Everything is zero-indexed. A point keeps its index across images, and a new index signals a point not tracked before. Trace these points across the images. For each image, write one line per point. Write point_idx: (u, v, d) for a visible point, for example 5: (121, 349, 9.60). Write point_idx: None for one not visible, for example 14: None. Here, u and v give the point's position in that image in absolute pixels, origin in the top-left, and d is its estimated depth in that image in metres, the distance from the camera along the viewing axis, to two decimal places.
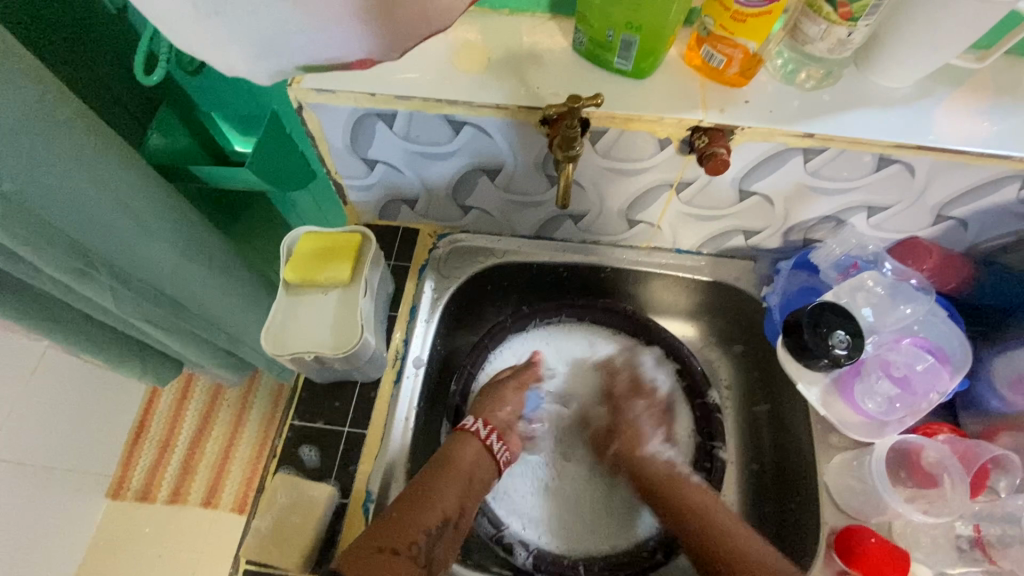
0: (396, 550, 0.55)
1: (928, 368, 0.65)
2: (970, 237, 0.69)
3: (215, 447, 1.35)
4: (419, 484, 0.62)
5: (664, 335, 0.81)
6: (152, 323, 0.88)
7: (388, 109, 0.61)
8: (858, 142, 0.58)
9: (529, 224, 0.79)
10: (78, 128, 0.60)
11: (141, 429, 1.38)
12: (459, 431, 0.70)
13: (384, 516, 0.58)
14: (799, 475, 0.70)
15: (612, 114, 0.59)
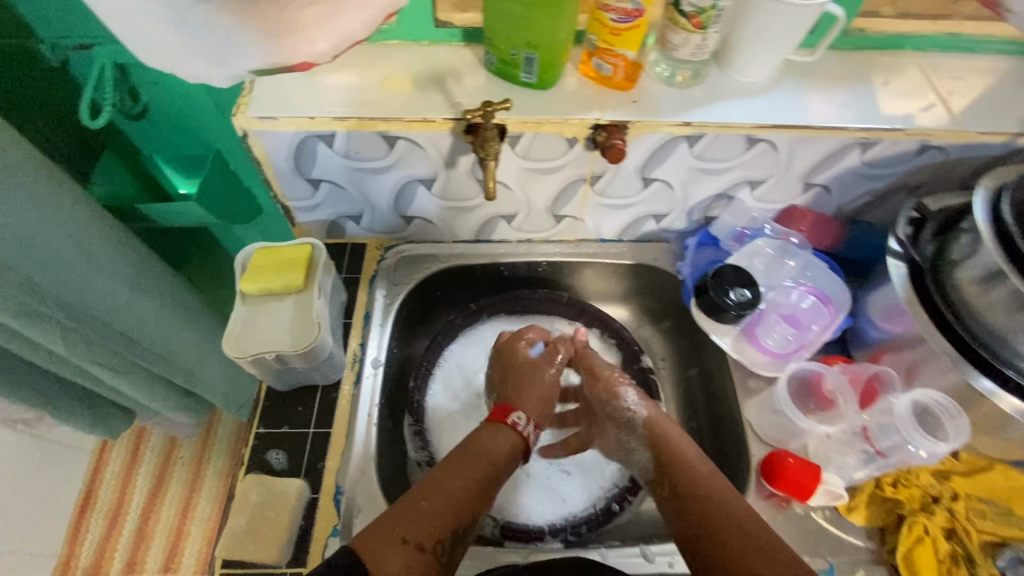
0: (419, 544, 0.56)
1: (810, 305, 0.78)
2: (835, 201, 0.82)
3: (171, 510, 1.30)
4: (452, 476, 0.63)
5: (598, 314, 0.92)
6: (105, 366, 0.89)
7: (327, 130, 0.68)
8: (726, 127, 0.70)
9: (468, 228, 0.87)
10: (29, 171, 0.64)
11: (88, 499, 1.32)
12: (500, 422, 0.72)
13: (414, 505, 0.59)
14: (728, 421, 0.79)
15: (524, 120, 0.69)
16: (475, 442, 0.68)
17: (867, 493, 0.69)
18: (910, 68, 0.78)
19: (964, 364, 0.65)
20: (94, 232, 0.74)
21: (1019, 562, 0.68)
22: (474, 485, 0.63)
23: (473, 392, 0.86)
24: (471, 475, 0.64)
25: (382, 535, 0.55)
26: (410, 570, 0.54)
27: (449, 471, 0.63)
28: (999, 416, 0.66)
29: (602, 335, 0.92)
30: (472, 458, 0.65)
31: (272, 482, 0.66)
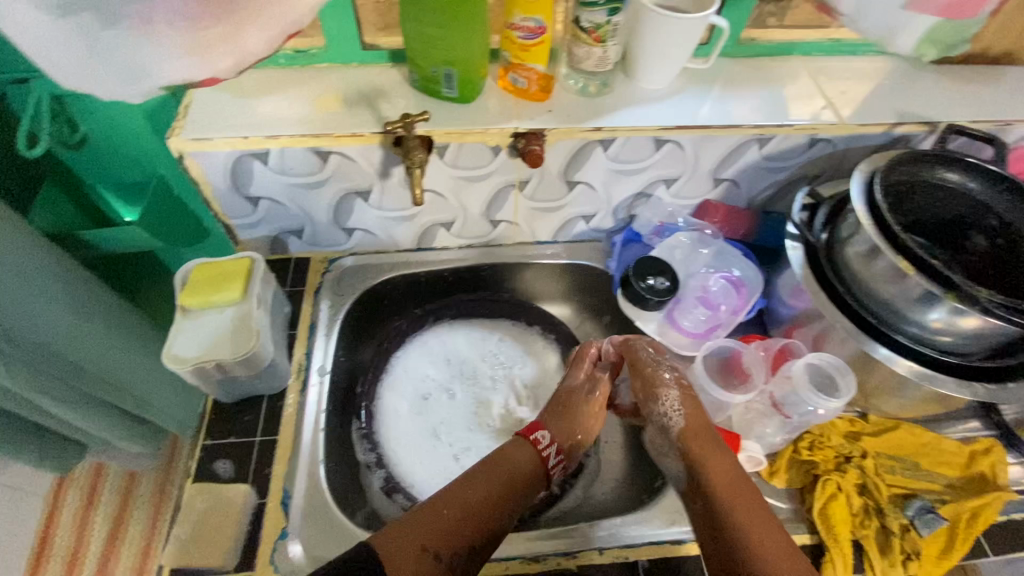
0: (437, 554, 0.55)
1: (720, 285, 0.86)
2: (745, 194, 0.90)
3: (132, 550, 1.27)
4: (479, 486, 0.62)
5: (538, 312, 0.97)
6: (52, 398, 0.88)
7: (261, 149, 0.72)
8: (635, 130, 0.77)
9: (409, 237, 0.91)
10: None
11: (43, 546, 1.27)
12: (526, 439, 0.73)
13: (436, 512, 0.58)
14: None
15: (448, 131, 0.74)
16: (504, 455, 0.69)
17: (785, 459, 0.76)
18: (799, 71, 0.87)
19: (856, 331, 0.71)
20: (31, 260, 0.75)
21: (926, 510, 0.72)
22: (498, 502, 0.63)
23: (416, 391, 0.88)
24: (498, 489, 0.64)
25: (403, 540, 0.55)
26: None
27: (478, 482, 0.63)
28: (892, 378, 0.73)
29: (543, 333, 0.96)
30: (498, 472, 0.66)
31: (218, 489, 0.68)
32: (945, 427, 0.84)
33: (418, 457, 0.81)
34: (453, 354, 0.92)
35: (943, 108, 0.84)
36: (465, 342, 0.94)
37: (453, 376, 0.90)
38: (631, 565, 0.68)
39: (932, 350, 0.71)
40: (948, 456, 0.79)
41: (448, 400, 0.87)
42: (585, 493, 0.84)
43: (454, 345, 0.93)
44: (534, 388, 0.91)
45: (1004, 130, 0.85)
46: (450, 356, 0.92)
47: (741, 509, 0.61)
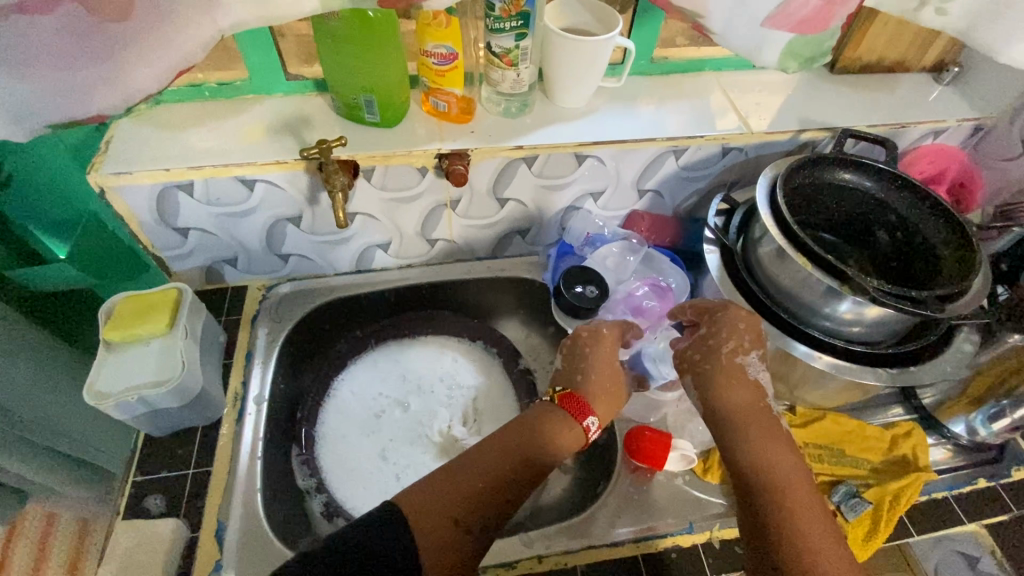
0: (465, 526, 0.57)
1: (645, 291, 0.89)
2: (670, 202, 0.94)
3: None
4: (513, 459, 0.63)
5: (481, 327, 0.99)
6: None
7: (184, 180, 0.73)
8: (555, 147, 0.80)
9: (347, 259, 0.92)
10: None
11: None
12: (561, 408, 0.70)
13: (471, 486, 0.60)
14: None
15: (372, 154, 0.76)
16: (545, 429, 0.67)
17: (717, 455, 0.78)
18: (710, 85, 0.92)
19: (771, 326, 0.75)
20: None
21: (851, 495, 0.76)
22: (529, 472, 0.63)
23: (365, 407, 0.88)
24: (528, 458, 0.64)
25: (432, 518, 0.56)
26: (453, 549, 0.55)
27: (510, 452, 0.64)
28: (810, 369, 0.77)
29: (486, 346, 0.98)
30: (533, 441, 0.65)
31: (147, 525, 0.66)
32: (870, 415, 0.88)
33: (361, 477, 0.82)
34: (402, 370, 0.93)
35: (842, 114, 0.90)
36: (418, 359, 0.95)
37: (408, 392, 0.91)
38: (570, 570, 0.69)
39: (844, 340, 0.75)
40: (872, 441, 0.83)
41: (401, 414, 0.88)
42: (533, 504, 0.84)
43: (398, 361, 0.94)
44: (477, 399, 0.92)
45: (899, 133, 0.91)
46: (398, 371, 0.93)
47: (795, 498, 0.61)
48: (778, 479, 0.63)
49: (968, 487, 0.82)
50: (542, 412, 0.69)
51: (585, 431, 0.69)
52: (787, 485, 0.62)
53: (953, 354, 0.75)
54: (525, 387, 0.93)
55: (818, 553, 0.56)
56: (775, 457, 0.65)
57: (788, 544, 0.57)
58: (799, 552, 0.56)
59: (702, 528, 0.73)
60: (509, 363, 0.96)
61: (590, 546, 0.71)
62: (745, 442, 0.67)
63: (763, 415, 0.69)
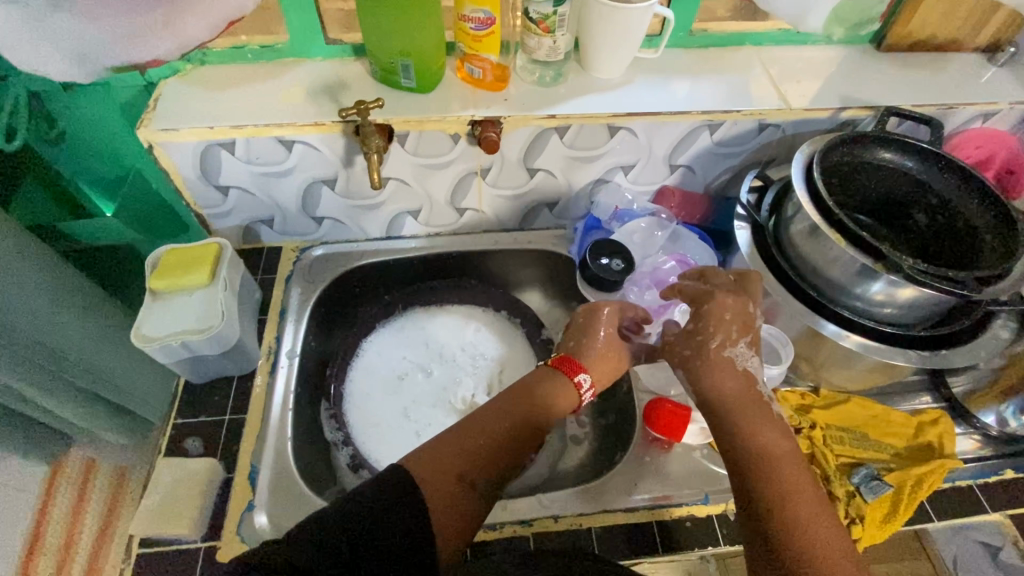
0: (472, 482, 0.59)
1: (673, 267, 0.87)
2: (701, 179, 0.93)
3: (120, 545, 1.28)
4: (510, 420, 0.65)
5: (504, 298, 1.00)
6: (36, 387, 0.89)
7: (227, 139, 0.75)
8: (588, 117, 0.80)
9: (378, 225, 0.94)
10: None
11: (34, 540, 1.28)
12: (553, 373, 0.73)
13: (473, 446, 0.62)
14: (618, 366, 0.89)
15: (407, 119, 0.77)
16: (540, 394, 0.69)
17: None
18: (750, 59, 0.90)
19: (798, 304, 0.75)
20: (11, 245, 0.78)
21: (871, 478, 0.76)
22: (529, 432, 0.66)
23: (390, 370, 0.91)
24: (524, 426, 0.65)
25: (437, 475, 0.57)
26: (460, 504, 0.57)
27: (510, 417, 0.65)
28: (836, 350, 0.76)
29: (509, 317, 0.99)
30: (530, 408, 0.67)
31: (185, 462, 0.70)
32: (897, 401, 0.87)
33: (386, 435, 0.84)
34: (427, 335, 0.96)
35: (886, 92, 0.87)
36: (443, 327, 0.97)
37: (431, 357, 0.93)
38: (585, 532, 0.71)
39: (874, 321, 0.74)
40: (896, 427, 0.82)
41: (424, 378, 0.90)
42: (551, 470, 0.86)
43: (422, 329, 0.96)
44: (501, 369, 0.93)
45: (946, 114, 0.88)
46: (421, 338, 0.95)
47: (784, 476, 0.60)
48: (769, 463, 0.62)
49: (994, 477, 0.80)
50: (537, 381, 0.71)
51: (579, 391, 0.72)
52: (779, 465, 0.62)
53: (987, 341, 0.73)
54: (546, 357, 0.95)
55: (810, 530, 0.56)
56: (766, 437, 0.64)
57: (778, 520, 0.57)
58: (789, 529, 0.56)
59: (718, 500, 0.73)
60: (532, 334, 0.97)
61: (603, 510, 0.72)
62: (737, 425, 0.66)
63: (756, 399, 0.68)
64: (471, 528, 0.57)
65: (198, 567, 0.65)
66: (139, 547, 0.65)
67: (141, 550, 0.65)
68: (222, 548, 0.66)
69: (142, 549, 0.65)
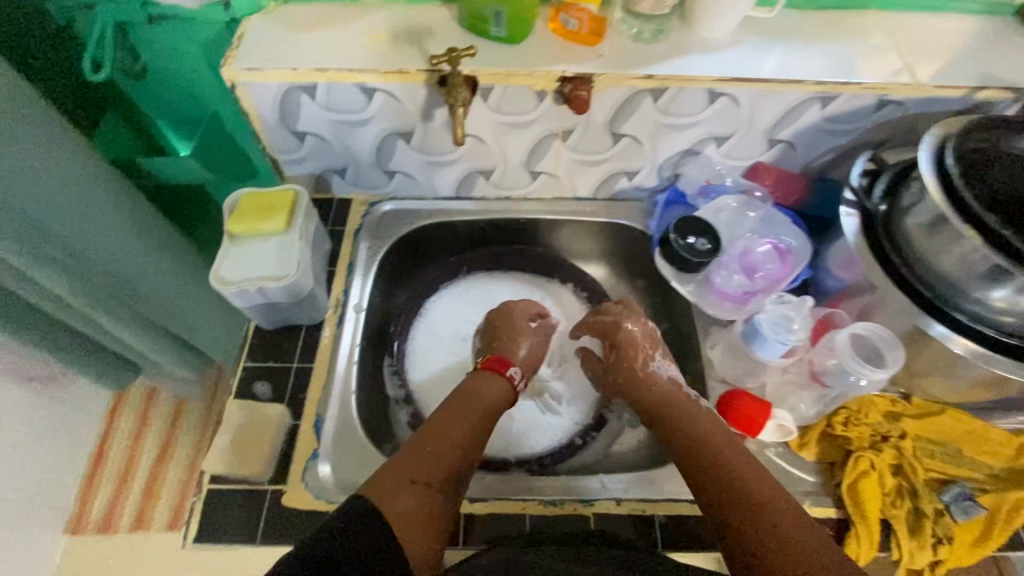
0: (426, 483, 0.59)
1: (767, 251, 0.81)
2: (801, 157, 0.85)
3: (176, 472, 1.36)
4: (449, 412, 0.68)
5: (571, 269, 0.97)
6: (112, 316, 0.92)
7: (309, 82, 0.73)
8: (689, 79, 0.73)
9: (448, 184, 0.91)
10: (31, 116, 0.70)
11: (99, 457, 1.38)
12: (482, 372, 0.76)
13: (419, 448, 0.63)
14: (688, 349, 0.85)
15: (494, 71, 0.72)
16: (477, 390, 0.73)
17: (818, 432, 0.72)
18: (875, 25, 0.80)
19: (908, 303, 0.68)
20: (92, 182, 0.80)
21: (965, 497, 0.69)
22: (483, 421, 0.69)
23: (452, 334, 0.90)
24: (477, 424, 0.68)
25: (393, 479, 0.58)
26: (424, 504, 0.58)
27: (460, 418, 0.67)
28: (943, 358, 0.69)
29: (574, 290, 0.96)
30: (478, 404, 0.70)
31: (257, 406, 0.70)
32: (996, 418, 0.79)
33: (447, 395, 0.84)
34: (490, 299, 0.94)
35: None
36: (507, 294, 0.95)
37: None
38: (648, 519, 0.68)
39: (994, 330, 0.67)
40: (995, 445, 0.74)
41: None
42: (606, 449, 0.84)
43: (484, 291, 0.95)
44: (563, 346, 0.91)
45: None
46: (484, 301, 0.94)
47: (730, 471, 0.61)
48: (714, 457, 0.62)
49: None
50: (473, 383, 0.74)
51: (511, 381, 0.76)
52: (722, 459, 0.62)
53: None
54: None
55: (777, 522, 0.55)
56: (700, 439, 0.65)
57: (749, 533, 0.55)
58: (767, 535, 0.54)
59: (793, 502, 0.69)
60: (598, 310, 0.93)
61: (666, 499, 0.70)
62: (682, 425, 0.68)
63: (684, 404, 0.71)
64: (438, 524, 0.58)
65: (265, 508, 0.66)
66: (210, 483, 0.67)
67: (212, 485, 0.67)
68: (288, 495, 0.67)
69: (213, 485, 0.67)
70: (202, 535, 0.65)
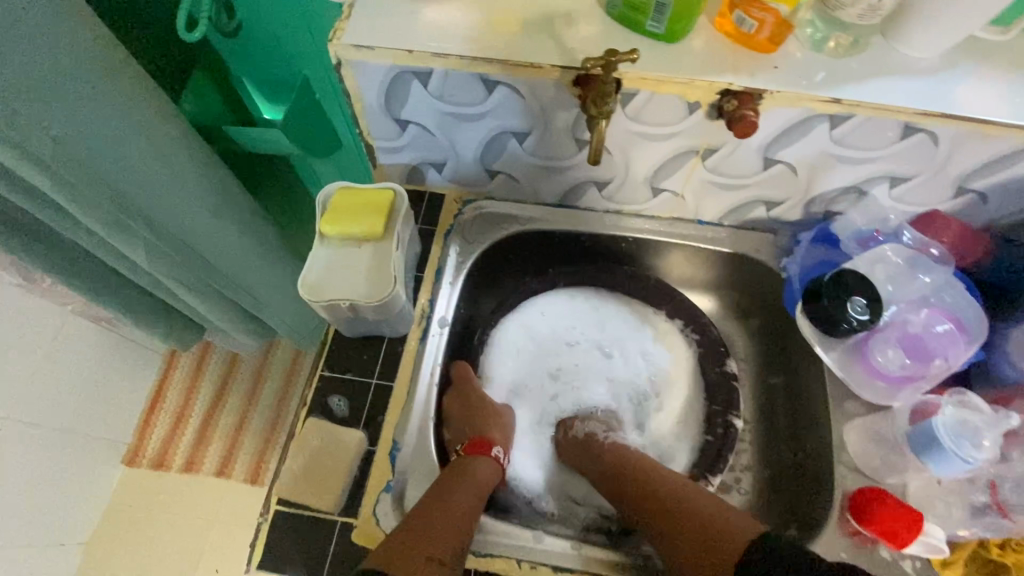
0: (440, 560, 0.56)
1: (945, 332, 0.67)
2: (990, 212, 0.69)
3: (229, 419, 1.26)
4: (451, 483, 0.63)
5: (686, 306, 0.84)
6: (180, 284, 0.83)
7: (425, 67, 0.62)
8: (885, 109, 0.59)
9: (554, 190, 0.80)
10: (111, 69, 0.56)
11: (156, 399, 1.29)
12: (474, 450, 0.68)
13: (418, 524, 0.58)
14: (810, 421, 0.75)
15: (644, 75, 0.59)
16: (470, 463, 0.66)
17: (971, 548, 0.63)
18: None
19: None
20: (179, 145, 0.67)
21: None
22: (480, 492, 0.64)
23: (544, 364, 0.83)
24: (480, 496, 0.64)
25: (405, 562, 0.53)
26: None
27: (463, 490, 0.63)
28: None
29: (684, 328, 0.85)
30: (475, 473, 0.66)
31: (333, 430, 0.66)
32: None
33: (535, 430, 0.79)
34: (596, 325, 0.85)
35: None
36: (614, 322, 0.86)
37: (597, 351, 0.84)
38: None
39: None
40: None
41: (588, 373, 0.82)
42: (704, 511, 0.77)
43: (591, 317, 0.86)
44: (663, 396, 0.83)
45: None
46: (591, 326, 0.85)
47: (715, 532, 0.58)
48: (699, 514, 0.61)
49: None
50: (462, 459, 0.67)
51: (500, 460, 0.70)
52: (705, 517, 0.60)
53: None
54: (727, 394, 0.80)
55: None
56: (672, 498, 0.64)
57: None
58: None
59: None
60: (709, 359, 0.83)
61: None
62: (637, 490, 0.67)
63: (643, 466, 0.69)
64: None
65: (336, 542, 0.62)
66: (277, 505, 0.64)
67: (279, 506, 0.64)
68: (358, 530, 0.63)
69: (281, 509, 0.63)
70: (270, 558, 0.62)
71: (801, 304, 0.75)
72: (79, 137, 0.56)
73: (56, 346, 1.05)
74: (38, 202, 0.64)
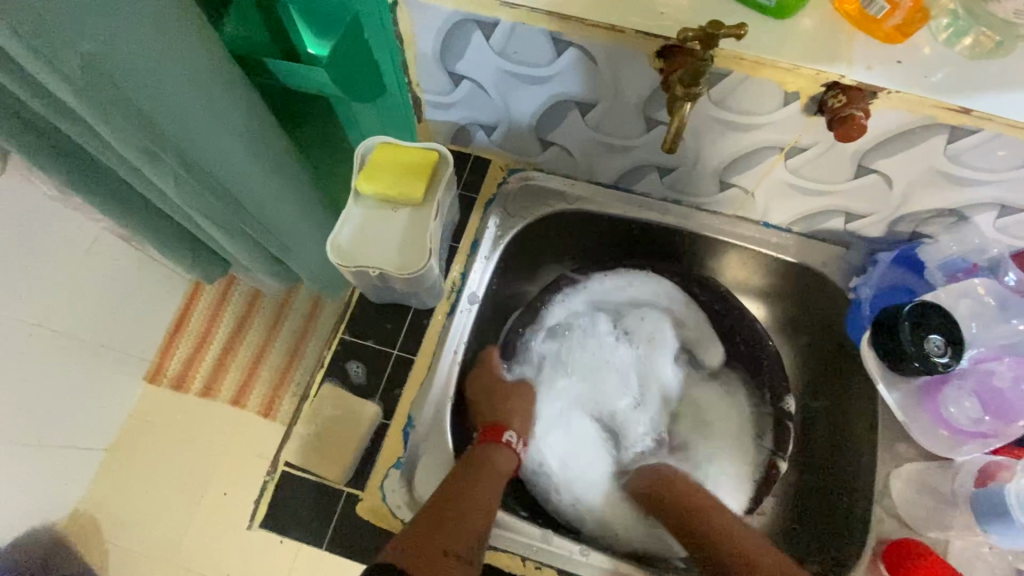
0: (456, 553, 0.53)
1: None
2: None
3: (249, 348, 1.21)
4: (462, 475, 0.61)
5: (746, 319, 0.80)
6: (210, 221, 0.77)
7: (490, 17, 0.55)
8: (1021, 128, 0.49)
9: (610, 171, 0.73)
10: None
11: (181, 321, 1.25)
12: (489, 438, 0.66)
13: (431, 518, 0.56)
14: (849, 457, 0.71)
15: (741, 55, 0.51)
16: (484, 455, 0.64)
17: None
18: None
19: None
20: (217, 74, 0.60)
21: None
22: (495, 483, 0.62)
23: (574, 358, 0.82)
24: (496, 488, 0.62)
25: (419, 555, 0.52)
26: None
27: (477, 482, 0.61)
28: None
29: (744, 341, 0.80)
30: (492, 465, 0.64)
31: (350, 401, 0.65)
32: None
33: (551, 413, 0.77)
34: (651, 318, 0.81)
35: None
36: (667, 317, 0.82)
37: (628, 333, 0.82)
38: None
39: None
40: None
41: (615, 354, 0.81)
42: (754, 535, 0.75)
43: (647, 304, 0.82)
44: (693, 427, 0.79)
45: None
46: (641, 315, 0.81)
47: None
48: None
49: None
50: (482, 454, 0.65)
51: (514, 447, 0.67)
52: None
53: None
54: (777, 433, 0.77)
55: None
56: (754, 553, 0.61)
57: None
58: None
59: None
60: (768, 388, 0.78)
61: None
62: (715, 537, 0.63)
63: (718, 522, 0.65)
64: None
65: (340, 509, 0.62)
66: (285, 466, 0.64)
67: (286, 467, 0.64)
68: (362, 504, 0.62)
69: (289, 470, 0.64)
70: (275, 515, 0.63)
71: (866, 334, 0.69)
72: (110, 58, 0.50)
73: (90, 269, 1.05)
74: (67, 115, 0.58)
